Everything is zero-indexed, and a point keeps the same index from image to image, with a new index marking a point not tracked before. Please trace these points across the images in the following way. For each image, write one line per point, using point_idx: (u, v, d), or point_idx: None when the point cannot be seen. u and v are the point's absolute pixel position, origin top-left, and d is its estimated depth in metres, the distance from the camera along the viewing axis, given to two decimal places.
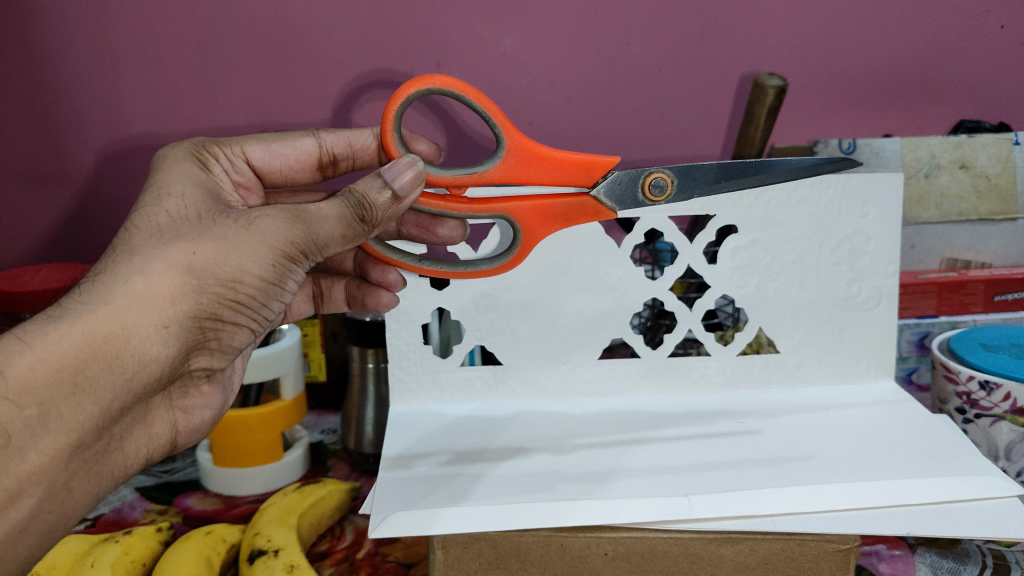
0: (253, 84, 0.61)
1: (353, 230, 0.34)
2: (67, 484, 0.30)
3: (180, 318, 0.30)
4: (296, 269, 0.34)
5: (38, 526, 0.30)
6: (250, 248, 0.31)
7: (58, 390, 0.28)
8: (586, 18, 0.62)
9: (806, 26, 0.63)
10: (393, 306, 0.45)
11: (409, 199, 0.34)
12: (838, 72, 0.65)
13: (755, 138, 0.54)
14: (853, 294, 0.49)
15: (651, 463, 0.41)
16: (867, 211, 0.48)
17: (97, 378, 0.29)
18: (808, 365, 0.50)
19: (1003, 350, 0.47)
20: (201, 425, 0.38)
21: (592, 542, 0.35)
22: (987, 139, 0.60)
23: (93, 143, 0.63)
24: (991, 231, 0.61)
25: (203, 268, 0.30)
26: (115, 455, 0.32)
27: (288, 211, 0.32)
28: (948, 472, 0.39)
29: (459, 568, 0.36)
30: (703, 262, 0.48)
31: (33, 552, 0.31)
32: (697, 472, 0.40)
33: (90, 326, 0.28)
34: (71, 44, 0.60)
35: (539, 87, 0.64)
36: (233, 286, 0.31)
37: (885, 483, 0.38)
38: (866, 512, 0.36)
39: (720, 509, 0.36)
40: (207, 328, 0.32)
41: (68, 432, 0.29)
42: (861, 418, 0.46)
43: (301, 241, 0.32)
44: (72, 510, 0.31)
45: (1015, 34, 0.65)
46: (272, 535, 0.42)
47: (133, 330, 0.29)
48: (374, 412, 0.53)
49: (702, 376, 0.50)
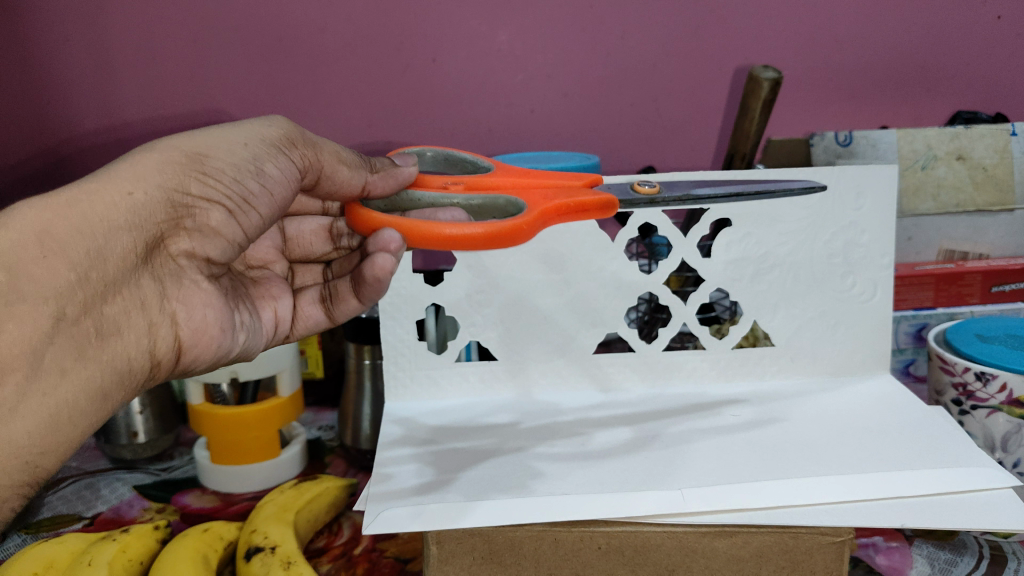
0: (250, 78, 0.66)
1: (350, 162, 0.37)
2: (55, 361, 0.29)
3: (148, 185, 0.31)
4: (279, 156, 0.34)
5: (30, 409, 0.29)
6: (220, 138, 0.33)
7: (27, 256, 0.28)
8: (581, 11, 0.65)
9: (796, 18, 0.65)
10: (392, 273, 0.35)
11: (403, 171, 0.38)
12: (824, 66, 0.67)
13: (751, 131, 0.53)
14: (847, 286, 0.49)
15: (642, 454, 0.41)
16: (862, 204, 0.48)
17: (67, 242, 0.29)
18: (801, 358, 0.50)
19: (998, 341, 0.47)
20: (203, 327, 0.36)
21: (585, 536, 0.36)
22: (983, 130, 0.61)
23: (90, 141, 0.67)
24: (989, 222, 0.61)
25: (172, 147, 0.32)
26: (108, 337, 0.31)
27: (262, 121, 0.35)
28: (932, 464, 0.39)
29: (453, 565, 0.36)
30: (696, 256, 0.48)
31: (31, 441, 0.29)
32: (687, 462, 0.40)
33: (54, 196, 0.29)
34: (66, 44, 0.64)
35: (535, 81, 0.67)
36: (202, 159, 0.32)
37: (871, 475, 0.38)
38: (855, 505, 0.36)
39: (723, 501, 0.36)
40: (182, 204, 0.32)
41: (46, 297, 0.29)
42: (850, 408, 0.46)
43: (279, 138, 0.35)
44: (67, 396, 0.30)
45: (1011, 24, 0.66)
46: (269, 532, 0.42)
47: (104, 194, 0.30)
48: (369, 408, 0.53)
49: (698, 369, 0.50)
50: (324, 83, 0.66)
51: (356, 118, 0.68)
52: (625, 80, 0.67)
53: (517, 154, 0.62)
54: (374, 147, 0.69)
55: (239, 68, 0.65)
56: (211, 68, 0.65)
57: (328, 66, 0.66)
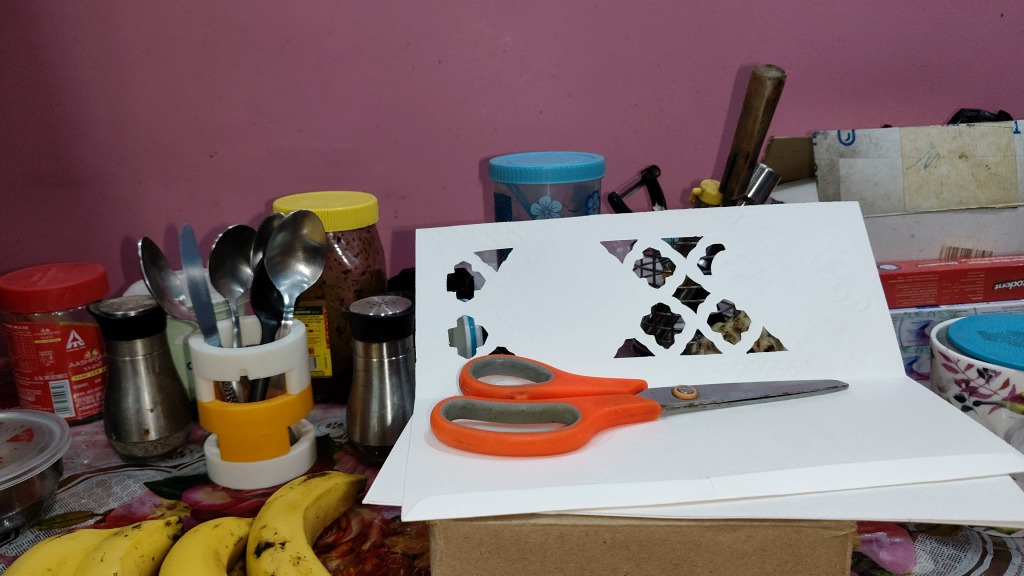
0: (257, 80, 0.67)
1: None
2: None
3: None
4: None
5: None
6: None
7: None
8: (585, 14, 0.67)
9: (792, 20, 0.67)
10: None
11: None
12: (821, 65, 0.69)
13: (753, 130, 0.53)
14: (874, 291, 0.48)
15: (644, 438, 0.40)
16: (856, 219, 0.49)
17: None
18: (818, 361, 0.46)
19: (1001, 338, 0.47)
20: None
21: (589, 531, 0.34)
22: (986, 128, 0.62)
23: (98, 143, 0.68)
24: (992, 219, 0.62)
25: None
26: None
27: None
28: (957, 450, 0.37)
29: (458, 559, 0.34)
30: (698, 273, 0.48)
31: None
32: (688, 448, 0.39)
33: None
34: (75, 47, 0.65)
35: (540, 82, 0.69)
36: None
37: (900, 461, 0.36)
38: (871, 490, 0.34)
39: (742, 489, 0.34)
40: None
41: None
42: (868, 388, 0.45)
43: None
44: None
45: (1012, 24, 0.68)
46: (278, 527, 0.42)
47: None
48: (378, 406, 0.52)
49: (713, 374, 0.47)
50: (331, 85, 0.68)
51: (363, 119, 0.69)
52: (628, 80, 0.69)
53: (523, 154, 0.62)
54: (381, 148, 0.70)
55: (248, 69, 0.67)
56: (221, 69, 0.67)
57: (336, 67, 0.67)
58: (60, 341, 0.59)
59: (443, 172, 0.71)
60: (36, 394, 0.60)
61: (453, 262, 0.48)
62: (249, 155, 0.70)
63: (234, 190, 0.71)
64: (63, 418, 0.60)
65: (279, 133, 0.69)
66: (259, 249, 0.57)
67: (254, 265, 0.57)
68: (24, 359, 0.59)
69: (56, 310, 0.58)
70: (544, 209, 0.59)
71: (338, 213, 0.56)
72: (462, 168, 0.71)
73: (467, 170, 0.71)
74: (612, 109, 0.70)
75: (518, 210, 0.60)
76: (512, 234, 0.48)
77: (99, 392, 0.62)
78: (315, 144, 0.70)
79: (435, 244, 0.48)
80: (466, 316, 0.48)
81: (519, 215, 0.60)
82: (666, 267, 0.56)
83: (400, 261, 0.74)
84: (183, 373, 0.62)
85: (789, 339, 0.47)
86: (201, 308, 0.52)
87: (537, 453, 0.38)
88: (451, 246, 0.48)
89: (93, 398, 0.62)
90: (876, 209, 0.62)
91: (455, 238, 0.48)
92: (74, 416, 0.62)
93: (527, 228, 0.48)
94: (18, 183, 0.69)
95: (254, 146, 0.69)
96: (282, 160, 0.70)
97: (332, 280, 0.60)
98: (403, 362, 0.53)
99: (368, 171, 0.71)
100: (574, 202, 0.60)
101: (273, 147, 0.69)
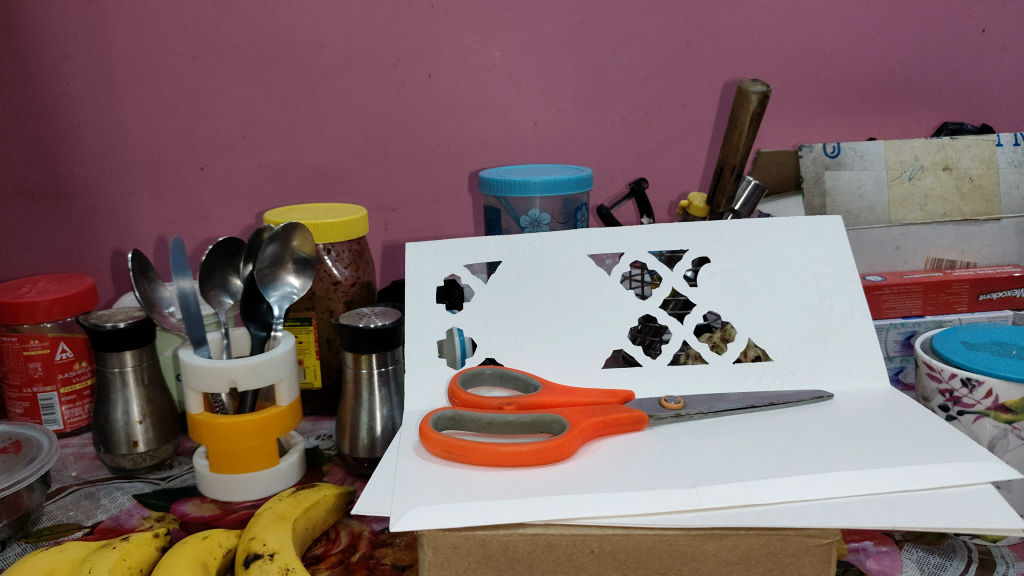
0: (249, 92, 0.68)
1: None
2: None
3: None
4: None
5: None
6: None
7: None
8: (573, 29, 0.68)
9: (777, 36, 0.68)
10: None
11: None
12: (806, 79, 0.70)
13: (740, 143, 0.54)
14: (857, 303, 0.48)
15: (635, 448, 0.40)
16: (839, 233, 0.50)
17: None
18: (803, 372, 0.47)
19: (984, 348, 0.48)
20: None
21: (577, 540, 0.34)
22: (969, 141, 0.63)
23: (90, 155, 0.69)
24: (976, 231, 0.63)
25: None
26: None
27: None
28: (941, 459, 0.37)
29: (448, 569, 0.34)
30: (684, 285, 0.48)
31: None
32: (674, 457, 0.39)
33: None
34: (66, 60, 0.66)
35: (530, 96, 0.70)
36: None
37: (884, 470, 0.36)
38: (857, 499, 0.35)
39: (729, 499, 0.34)
40: None
41: None
42: (852, 398, 0.45)
43: None
44: None
45: (993, 39, 0.69)
46: (267, 539, 0.42)
47: None
48: (368, 417, 0.52)
49: (700, 383, 0.47)
50: (321, 96, 0.68)
51: (354, 132, 0.70)
52: (617, 94, 0.70)
53: (512, 167, 0.63)
54: (373, 161, 0.70)
55: (240, 83, 0.67)
56: (211, 82, 0.67)
57: (327, 81, 0.68)
58: (49, 353, 0.59)
59: (434, 185, 0.72)
60: (25, 406, 0.60)
61: (442, 275, 0.48)
62: (240, 167, 0.70)
63: (225, 201, 0.71)
64: (51, 430, 0.60)
65: (270, 145, 0.69)
66: (249, 261, 0.57)
67: (243, 277, 0.57)
68: (13, 371, 0.59)
69: (45, 322, 0.58)
70: (533, 222, 0.59)
71: (328, 225, 0.57)
72: (453, 180, 0.72)
73: (457, 181, 0.72)
74: (601, 121, 0.71)
75: (507, 222, 0.60)
76: (501, 247, 0.49)
77: (88, 404, 0.62)
78: (307, 156, 0.70)
79: (424, 257, 0.49)
80: (455, 327, 0.48)
81: (508, 227, 0.61)
82: (654, 278, 0.57)
83: (391, 272, 0.74)
84: (172, 384, 0.62)
85: (774, 349, 0.47)
86: (189, 320, 0.52)
87: (527, 462, 0.38)
88: (441, 259, 0.48)
89: (82, 410, 0.62)
90: (861, 221, 0.62)
91: (444, 251, 0.48)
92: (63, 428, 0.61)
93: (515, 242, 0.49)
94: (7, 194, 0.69)
95: (245, 158, 0.70)
96: (273, 173, 0.70)
97: (322, 291, 0.60)
98: (393, 373, 0.53)
99: (358, 182, 0.71)
100: (562, 214, 0.60)
101: (264, 159, 0.70)
